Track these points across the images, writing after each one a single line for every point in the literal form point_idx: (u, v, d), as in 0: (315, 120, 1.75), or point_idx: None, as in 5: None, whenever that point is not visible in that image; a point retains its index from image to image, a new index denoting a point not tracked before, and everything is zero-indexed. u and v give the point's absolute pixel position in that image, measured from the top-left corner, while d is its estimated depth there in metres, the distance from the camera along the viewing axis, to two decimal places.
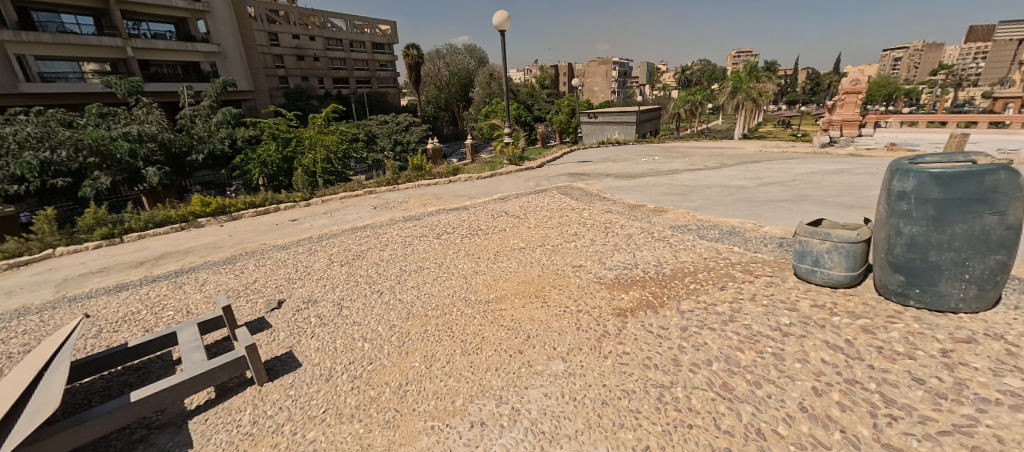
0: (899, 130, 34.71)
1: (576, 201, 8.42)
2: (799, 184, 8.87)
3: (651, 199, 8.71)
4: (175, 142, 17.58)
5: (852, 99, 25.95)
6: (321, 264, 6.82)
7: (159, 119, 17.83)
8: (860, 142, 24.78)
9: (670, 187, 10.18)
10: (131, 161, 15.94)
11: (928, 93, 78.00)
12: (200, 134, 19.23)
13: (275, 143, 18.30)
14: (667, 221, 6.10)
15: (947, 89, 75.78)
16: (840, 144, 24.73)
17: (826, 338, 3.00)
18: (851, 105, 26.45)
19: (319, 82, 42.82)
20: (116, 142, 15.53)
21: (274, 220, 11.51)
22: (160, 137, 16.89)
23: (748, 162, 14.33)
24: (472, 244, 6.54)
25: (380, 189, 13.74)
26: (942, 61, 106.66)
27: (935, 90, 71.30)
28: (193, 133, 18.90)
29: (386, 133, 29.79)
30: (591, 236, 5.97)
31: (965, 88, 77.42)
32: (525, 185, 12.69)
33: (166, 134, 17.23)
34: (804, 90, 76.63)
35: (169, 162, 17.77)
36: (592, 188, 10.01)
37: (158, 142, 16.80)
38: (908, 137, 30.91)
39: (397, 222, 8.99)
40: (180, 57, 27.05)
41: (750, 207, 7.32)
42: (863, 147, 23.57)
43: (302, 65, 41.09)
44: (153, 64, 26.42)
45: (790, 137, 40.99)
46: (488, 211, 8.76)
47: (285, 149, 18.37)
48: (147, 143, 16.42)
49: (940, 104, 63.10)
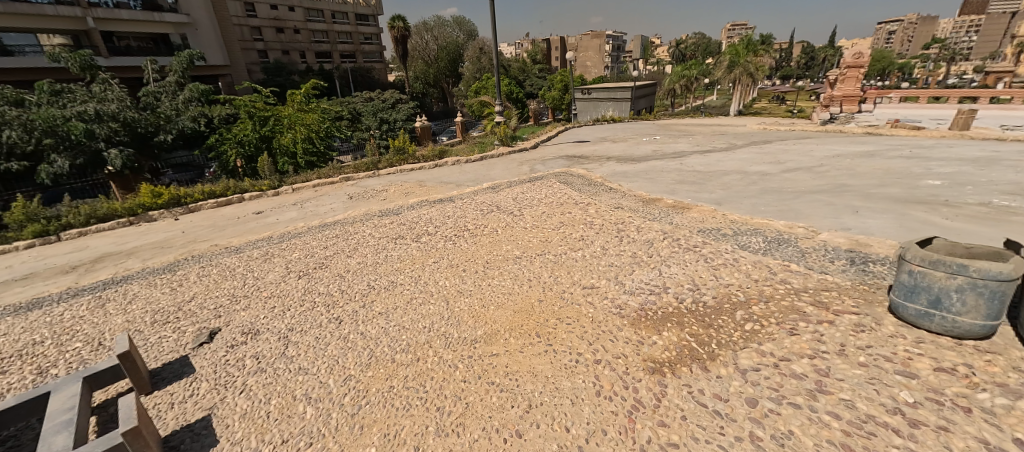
0: (900, 105, 33.74)
1: (578, 192, 7.28)
2: (829, 170, 7.83)
3: (662, 189, 7.59)
4: (140, 121, 15.78)
5: (854, 74, 24.60)
6: (276, 275, 5.67)
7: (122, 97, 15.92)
8: (862, 118, 23.78)
9: (680, 173, 9.06)
10: (89, 143, 14.38)
11: (921, 67, 76.96)
12: (169, 112, 17.14)
13: (251, 122, 16.58)
14: (693, 222, 5.01)
15: (940, 64, 74.86)
16: (842, 121, 23.76)
17: (983, 436, 1.99)
18: (853, 80, 25.14)
19: (301, 56, 40.27)
20: (70, 122, 13.92)
21: (235, 213, 10.21)
22: (123, 116, 15.17)
23: (758, 142, 13.23)
24: (456, 251, 5.44)
25: (357, 175, 12.45)
26: (935, 34, 105.35)
27: (929, 63, 70.22)
28: (159, 111, 16.78)
29: (371, 110, 27.79)
30: (601, 242, 4.87)
31: (959, 61, 76.50)
32: (518, 171, 11.47)
33: (129, 112, 15.46)
34: (798, 64, 75.47)
35: (134, 143, 16.06)
36: (594, 175, 8.89)
37: (120, 122, 15.11)
38: (908, 113, 29.98)
39: (372, 217, 7.82)
40: (148, 28, 24.96)
41: (782, 199, 6.25)
42: (866, 124, 22.64)
43: (282, 37, 38.40)
44: (118, 36, 24.27)
45: (787, 113, 39.85)
46: (475, 205, 7.57)
47: (263, 128, 16.75)
48: (108, 123, 14.79)
49: (934, 79, 62.20)
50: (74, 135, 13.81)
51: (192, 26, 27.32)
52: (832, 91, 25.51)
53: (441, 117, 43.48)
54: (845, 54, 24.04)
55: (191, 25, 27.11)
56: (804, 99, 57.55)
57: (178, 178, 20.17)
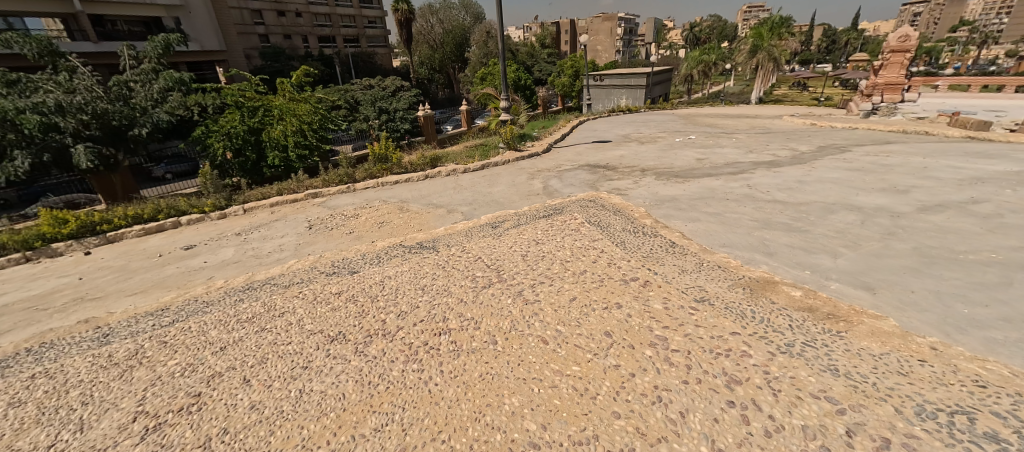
0: (946, 95, 30.14)
1: (622, 248, 4.78)
2: (998, 211, 5.27)
3: (748, 241, 5.04)
4: (114, 112, 12.63)
5: (897, 59, 20.84)
6: (114, 423, 3.29)
7: (94, 84, 12.67)
8: (907, 109, 20.66)
9: (755, 203, 6.49)
10: (50, 137, 11.65)
11: (951, 50, 72.01)
12: (146, 103, 13.67)
13: (240, 113, 14.28)
14: (884, 374, 2.53)
15: (971, 49, 70.19)
16: (886, 113, 20.74)
17: None
18: (896, 67, 21.30)
19: (303, 41, 37.70)
20: (21, 115, 10.87)
21: (160, 248, 7.93)
22: (94, 107, 12.14)
23: (831, 149, 10.55)
24: (417, 397, 3.02)
25: (327, 189, 10.00)
26: (964, 15, 99.22)
27: (960, 45, 65.53)
28: (133, 102, 13.34)
29: (370, 99, 24.72)
30: (700, 423, 2.42)
31: (991, 45, 71.49)
32: (526, 190, 8.96)
33: (104, 103, 12.39)
34: (816, 50, 72.50)
35: (108, 138, 13.05)
36: (635, 209, 6.36)
37: (90, 114, 12.17)
38: (955, 104, 26.56)
39: (317, 276, 5.41)
40: (140, 11, 24.13)
41: (980, 282, 3.71)
42: (913, 116, 19.72)
43: (283, 21, 35.81)
44: (108, 20, 23.45)
45: (814, 102, 36.61)
46: (466, 262, 5.12)
47: (252, 119, 14.43)
48: (76, 115, 11.89)
49: (966, 64, 57.89)
50: (28, 129, 10.86)
51: (184, 9, 26.21)
52: (872, 79, 21.78)
53: (446, 104, 40.86)
54: (889, 38, 20.30)
55: (184, 9, 26.08)
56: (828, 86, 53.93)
57: (171, 171, 19.66)
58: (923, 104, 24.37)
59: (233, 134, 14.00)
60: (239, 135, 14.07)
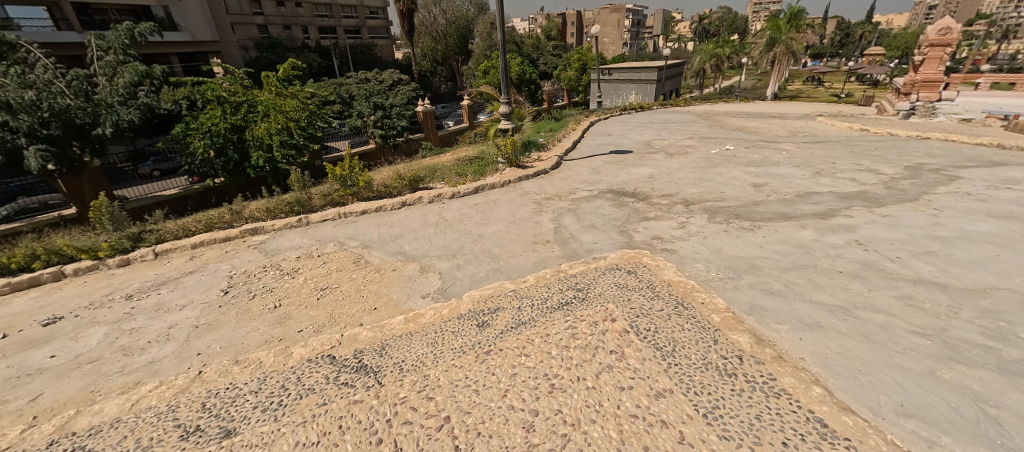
0: (982, 93, 27.57)
1: (715, 432, 2.50)
2: None
3: (941, 404, 2.74)
4: (77, 109, 10.19)
5: (937, 55, 17.69)
6: None
7: (56, 78, 10.23)
8: (947, 109, 17.83)
9: (898, 286, 4.13)
10: None
11: (969, 43, 68.67)
12: (114, 99, 11.44)
13: (221, 109, 12.17)
14: None
15: (988, 42, 66.85)
16: (926, 113, 17.80)
17: None
18: (935, 61, 17.82)
19: (303, 32, 35.07)
20: None
21: (14, 319, 5.58)
22: (49, 103, 9.68)
23: (928, 173, 8.23)
24: None
25: (269, 226, 7.61)
26: (980, 8, 95.41)
27: (980, 37, 62.28)
28: (99, 98, 10.81)
29: (365, 94, 20.79)
30: None
31: (1012, 38, 68.02)
32: (531, 232, 6.57)
33: (66, 98, 10.06)
34: (827, 42, 69.80)
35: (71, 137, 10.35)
36: (703, 297, 3.99)
37: (49, 111, 9.74)
38: (995, 103, 23.73)
39: (165, 438, 3.09)
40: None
41: None
42: (956, 116, 17.04)
43: (283, 11, 33.23)
44: (97, 9, 21.66)
45: (834, 99, 34.02)
46: (425, 432, 2.80)
47: (234, 116, 12.30)
48: (32, 111, 9.43)
49: (982, 58, 54.92)
50: None
51: None
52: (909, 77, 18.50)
53: (448, 99, 39.13)
54: (928, 29, 17.50)
55: None
56: (840, 81, 51.15)
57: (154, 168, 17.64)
58: (966, 103, 21.81)
59: (214, 133, 11.90)
60: (219, 132, 11.93)
